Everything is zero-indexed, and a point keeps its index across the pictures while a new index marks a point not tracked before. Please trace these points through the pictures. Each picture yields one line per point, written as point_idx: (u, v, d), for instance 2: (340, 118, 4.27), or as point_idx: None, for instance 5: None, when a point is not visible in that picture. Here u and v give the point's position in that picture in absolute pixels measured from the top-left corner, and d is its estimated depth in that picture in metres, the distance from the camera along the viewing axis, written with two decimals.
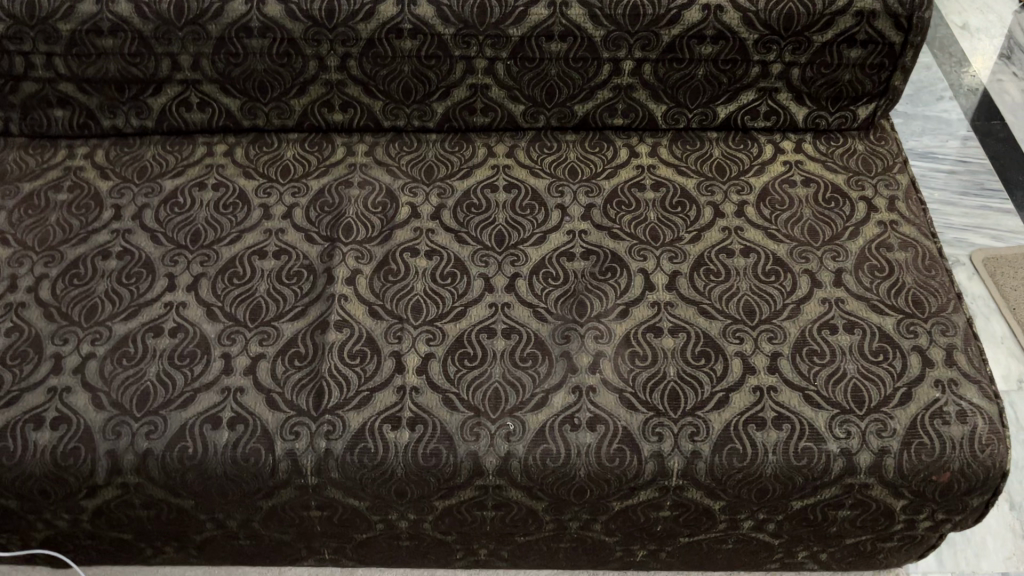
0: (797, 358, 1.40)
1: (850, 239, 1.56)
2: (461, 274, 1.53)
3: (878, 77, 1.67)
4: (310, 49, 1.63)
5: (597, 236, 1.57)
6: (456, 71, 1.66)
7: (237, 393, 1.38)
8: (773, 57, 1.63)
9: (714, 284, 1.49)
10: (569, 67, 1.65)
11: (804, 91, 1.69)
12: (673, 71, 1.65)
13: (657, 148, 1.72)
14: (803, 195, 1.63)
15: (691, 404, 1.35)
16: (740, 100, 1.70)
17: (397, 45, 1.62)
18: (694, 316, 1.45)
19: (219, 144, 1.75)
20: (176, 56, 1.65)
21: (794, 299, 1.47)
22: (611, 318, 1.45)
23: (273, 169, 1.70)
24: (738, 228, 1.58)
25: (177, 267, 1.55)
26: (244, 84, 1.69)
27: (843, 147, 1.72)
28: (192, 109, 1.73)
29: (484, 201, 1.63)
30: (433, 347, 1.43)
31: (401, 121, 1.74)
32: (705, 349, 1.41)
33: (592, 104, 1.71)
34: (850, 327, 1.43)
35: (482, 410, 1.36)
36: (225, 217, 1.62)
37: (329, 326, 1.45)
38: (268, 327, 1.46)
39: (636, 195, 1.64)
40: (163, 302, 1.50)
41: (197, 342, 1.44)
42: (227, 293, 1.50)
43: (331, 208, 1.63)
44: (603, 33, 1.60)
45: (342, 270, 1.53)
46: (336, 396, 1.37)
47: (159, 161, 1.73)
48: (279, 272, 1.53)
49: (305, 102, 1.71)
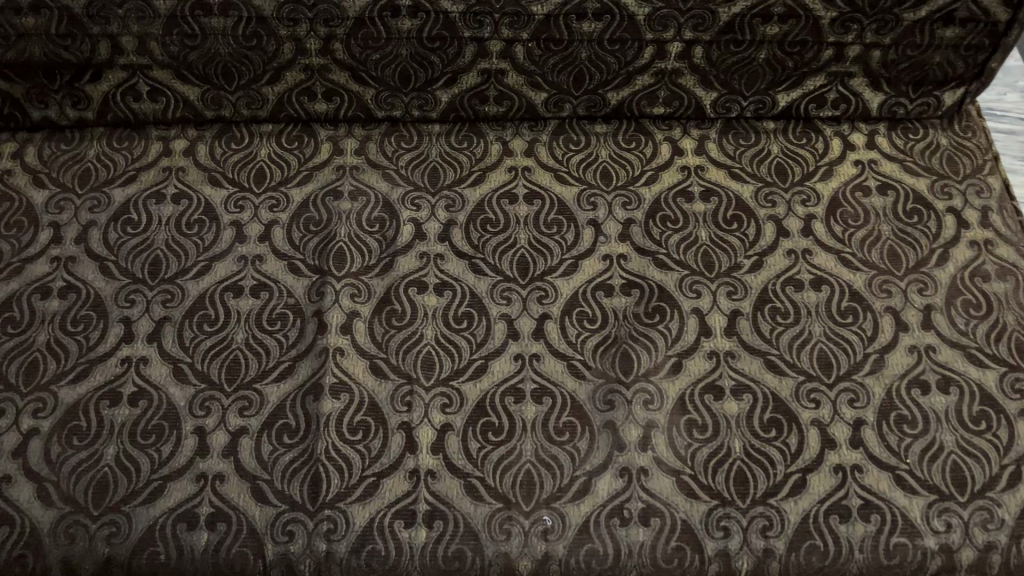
0: (885, 427, 1.18)
1: (939, 266, 1.31)
2: (479, 315, 1.27)
3: (974, 59, 1.38)
4: (285, 29, 1.32)
5: (639, 263, 1.32)
6: (465, 55, 1.36)
7: (215, 482, 1.14)
8: (852, 37, 1.34)
9: (782, 328, 1.26)
10: (603, 50, 1.35)
11: (882, 75, 1.40)
12: (730, 54, 1.36)
13: (705, 142, 1.45)
14: (880, 206, 1.38)
15: (761, 490, 1.14)
16: (806, 86, 1.41)
17: (393, 25, 1.32)
18: (760, 370, 1.22)
19: (177, 140, 1.45)
20: (117, 38, 1.33)
21: (876, 348, 1.24)
22: (661, 375, 1.22)
23: (244, 174, 1.41)
24: (806, 251, 1.33)
25: (136, 310, 1.28)
26: (204, 70, 1.37)
27: (923, 141, 1.45)
28: (141, 99, 1.42)
29: (501, 217, 1.37)
30: (450, 417, 1.19)
31: (397, 111, 1.44)
32: (776, 417, 1.19)
33: (629, 91, 1.42)
34: (945, 385, 1.21)
35: (512, 500, 1.13)
36: (189, 240, 1.34)
37: (323, 391, 1.20)
38: (249, 392, 1.20)
39: (682, 207, 1.37)
40: (120, 358, 1.23)
41: (164, 413, 1.19)
42: (197, 345, 1.25)
43: (318, 227, 1.35)
44: (648, 11, 1.31)
45: (336, 313, 1.27)
46: (336, 485, 1.14)
47: (105, 164, 1.42)
48: (259, 316, 1.27)
49: (280, 89, 1.41)
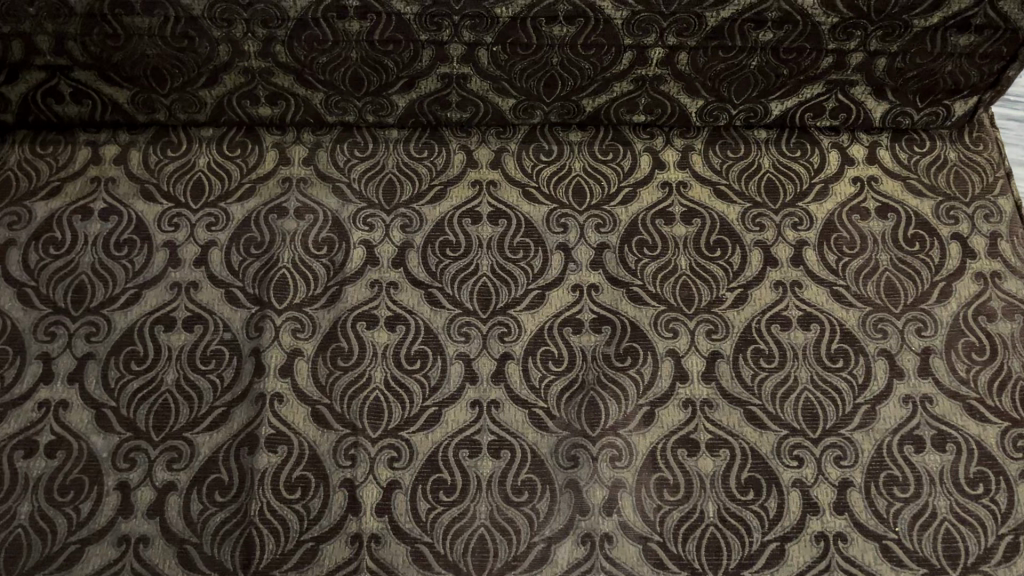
0: (873, 490, 1.07)
1: (940, 302, 1.19)
2: (433, 355, 1.16)
3: (989, 68, 1.24)
4: (219, 30, 1.17)
5: (612, 295, 1.20)
6: (423, 59, 1.21)
7: (138, 546, 1.04)
8: (854, 45, 1.20)
9: (765, 373, 1.14)
10: (577, 55, 1.21)
11: (887, 84, 1.26)
12: (717, 61, 1.22)
13: (689, 154, 1.32)
14: (879, 231, 1.25)
15: (736, 560, 1.04)
16: (802, 94, 1.28)
17: (340, 27, 1.17)
18: (740, 423, 1.11)
19: (107, 145, 1.32)
20: (31, 37, 1.17)
21: (868, 397, 1.13)
22: (630, 427, 1.11)
23: (181, 186, 1.29)
24: (795, 283, 1.21)
25: (56, 345, 1.16)
26: (132, 71, 1.22)
27: (929, 155, 1.32)
28: (65, 101, 1.27)
29: (462, 239, 1.25)
30: (398, 473, 1.08)
31: (350, 116, 1.31)
32: (754, 477, 1.08)
33: (606, 98, 1.28)
34: (942, 442, 1.10)
35: (463, 569, 1.04)
36: (118, 264, 1.22)
37: (258, 444, 1.10)
38: (178, 442, 1.10)
39: (661, 230, 1.25)
40: (37, 401, 1.12)
41: (83, 466, 1.09)
42: (122, 387, 1.13)
43: (259, 250, 1.23)
44: (627, 14, 1.16)
45: (275, 353, 1.15)
46: (270, 551, 1.04)
47: (27, 172, 1.29)
48: (191, 354, 1.16)
49: (219, 93, 1.27)
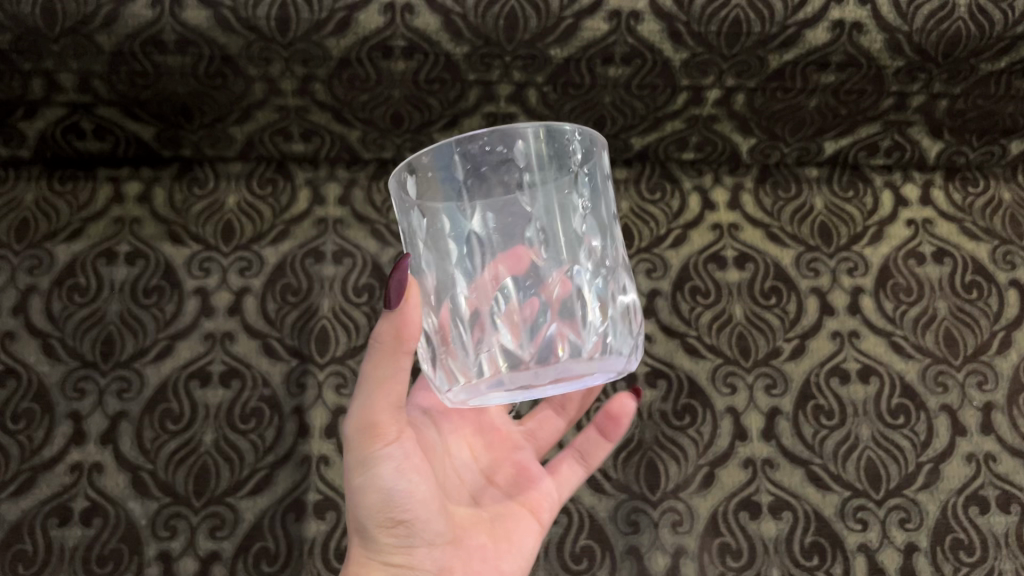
0: (939, 554, 1.05)
1: (1000, 354, 1.17)
2: None
3: None
4: (255, 69, 1.08)
5: (667, 346, 1.16)
6: (469, 98, 1.15)
7: None
8: (917, 87, 1.14)
9: (826, 432, 1.11)
10: (630, 96, 1.14)
11: (946, 125, 1.22)
12: (777, 102, 1.15)
13: (739, 193, 1.29)
14: (936, 277, 1.22)
15: None
16: (858, 134, 1.23)
17: (384, 67, 1.09)
18: (803, 484, 1.08)
19: (130, 183, 1.25)
20: (53, 74, 1.08)
21: (931, 456, 1.10)
22: (691, 490, 1.07)
23: (210, 227, 1.23)
24: (853, 333, 1.18)
25: (87, 402, 1.10)
26: (159, 109, 1.14)
27: (984, 196, 1.29)
28: (85, 137, 1.20)
29: None
30: None
31: (387, 153, 1.25)
32: (818, 541, 1.06)
33: (656, 137, 1.23)
34: (1007, 503, 1.08)
35: None
36: (147, 313, 1.16)
37: (306, 510, 1.05)
38: (221, 508, 1.05)
39: (714, 276, 1.21)
40: (69, 465, 1.07)
41: (122, 534, 1.04)
42: (159, 449, 1.08)
43: (296, 298, 1.18)
44: (686, 57, 1.08)
45: (319, 412, 1.11)
46: None
47: (46, 213, 1.22)
48: (230, 411, 1.10)
49: (249, 129, 1.20)
